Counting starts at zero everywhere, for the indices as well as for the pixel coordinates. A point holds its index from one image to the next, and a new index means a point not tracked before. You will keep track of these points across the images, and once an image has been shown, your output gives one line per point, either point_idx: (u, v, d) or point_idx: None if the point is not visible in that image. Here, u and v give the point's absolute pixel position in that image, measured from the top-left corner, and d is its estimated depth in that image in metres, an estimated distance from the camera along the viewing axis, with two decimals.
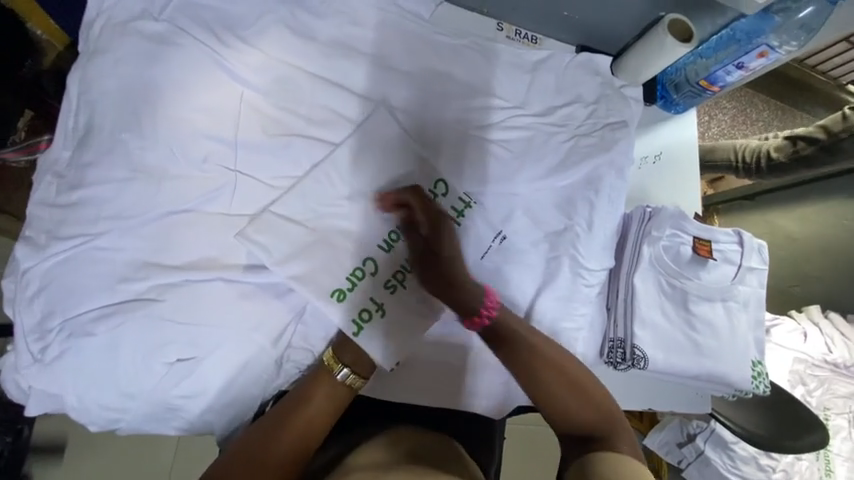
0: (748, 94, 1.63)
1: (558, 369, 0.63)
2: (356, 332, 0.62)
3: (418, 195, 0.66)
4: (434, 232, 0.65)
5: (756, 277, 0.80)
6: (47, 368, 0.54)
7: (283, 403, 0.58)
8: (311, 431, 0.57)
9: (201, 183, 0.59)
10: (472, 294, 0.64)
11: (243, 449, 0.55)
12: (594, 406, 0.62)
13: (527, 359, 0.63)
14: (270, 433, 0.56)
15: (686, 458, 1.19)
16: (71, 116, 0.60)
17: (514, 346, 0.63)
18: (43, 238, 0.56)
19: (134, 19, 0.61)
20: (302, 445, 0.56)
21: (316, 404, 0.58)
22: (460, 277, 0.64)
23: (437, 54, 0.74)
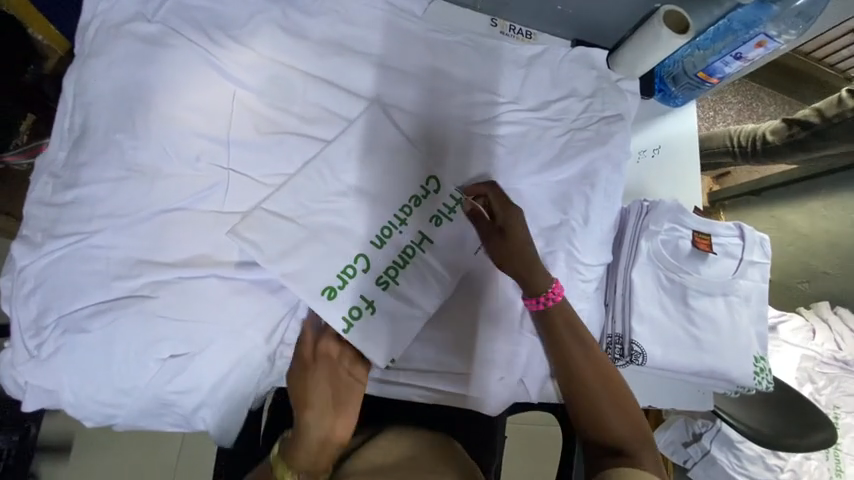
0: (753, 88, 1.61)
1: (604, 373, 0.62)
2: (346, 328, 0.62)
3: (500, 195, 0.68)
4: (509, 224, 0.67)
5: (758, 271, 0.78)
6: (43, 364, 0.55)
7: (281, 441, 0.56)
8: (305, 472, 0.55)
9: (194, 181, 0.60)
10: (540, 278, 0.65)
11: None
12: (629, 420, 0.60)
13: (575, 356, 0.62)
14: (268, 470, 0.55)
15: (692, 458, 1.17)
16: (67, 117, 0.61)
17: (566, 340, 0.63)
18: (39, 236, 0.57)
19: (128, 21, 0.62)
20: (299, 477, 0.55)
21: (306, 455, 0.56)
22: (531, 262, 0.65)
23: (429, 51, 0.74)
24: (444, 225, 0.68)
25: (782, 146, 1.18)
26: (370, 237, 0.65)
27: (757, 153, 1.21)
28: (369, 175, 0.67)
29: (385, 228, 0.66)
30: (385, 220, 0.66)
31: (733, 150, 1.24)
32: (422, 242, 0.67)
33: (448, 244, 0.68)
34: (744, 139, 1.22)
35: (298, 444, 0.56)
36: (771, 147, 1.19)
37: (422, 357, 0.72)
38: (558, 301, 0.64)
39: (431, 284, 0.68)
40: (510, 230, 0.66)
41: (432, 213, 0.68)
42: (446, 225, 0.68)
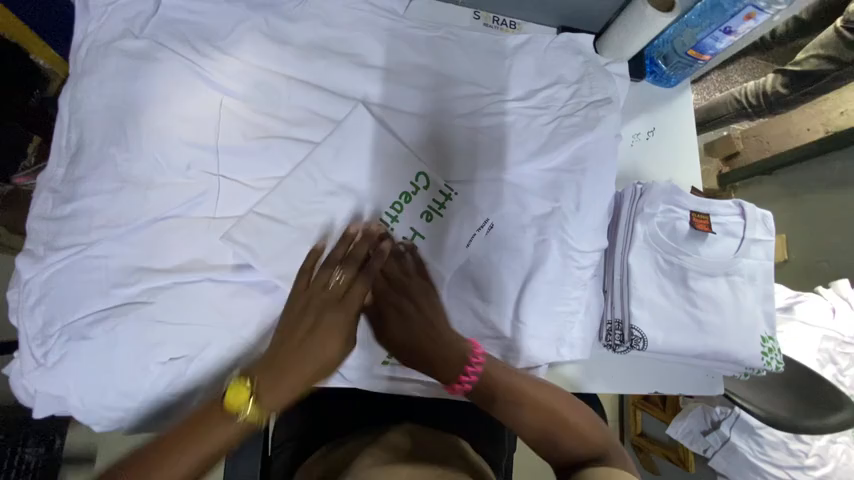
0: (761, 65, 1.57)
1: (548, 415, 0.59)
2: None
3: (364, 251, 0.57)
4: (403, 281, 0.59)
5: (762, 249, 0.76)
6: (51, 371, 0.57)
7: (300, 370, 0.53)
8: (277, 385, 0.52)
9: (184, 189, 0.62)
10: (454, 361, 0.59)
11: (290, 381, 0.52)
12: (588, 441, 0.60)
13: (514, 413, 0.59)
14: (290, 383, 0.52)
15: (712, 447, 1.14)
16: (64, 134, 0.63)
17: (501, 403, 0.59)
18: (41, 249, 0.60)
19: (117, 38, 0.64)
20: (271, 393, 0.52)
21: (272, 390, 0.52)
22: (436, 354, 0.59)
23: (411, 47, 0.74)
24: (435, 220, 0.69)
25: (791, 95, 1.24)
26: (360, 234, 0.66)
27: (771, 105, 1.26)
28: (357, 173, 0.68)
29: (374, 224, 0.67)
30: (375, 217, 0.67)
31: (746, 109, 1.29)
32: (413, 238, 0.68)
33: (437, 236, 0.69)
34: (755, 96, 1.27)
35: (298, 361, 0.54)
36: (780, 97, 1.25)
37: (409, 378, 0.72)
38: (480, 371, 0.59)
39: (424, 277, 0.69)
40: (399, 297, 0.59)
41: (422, 209, 0.69)
42: (437, 220, 0.69)
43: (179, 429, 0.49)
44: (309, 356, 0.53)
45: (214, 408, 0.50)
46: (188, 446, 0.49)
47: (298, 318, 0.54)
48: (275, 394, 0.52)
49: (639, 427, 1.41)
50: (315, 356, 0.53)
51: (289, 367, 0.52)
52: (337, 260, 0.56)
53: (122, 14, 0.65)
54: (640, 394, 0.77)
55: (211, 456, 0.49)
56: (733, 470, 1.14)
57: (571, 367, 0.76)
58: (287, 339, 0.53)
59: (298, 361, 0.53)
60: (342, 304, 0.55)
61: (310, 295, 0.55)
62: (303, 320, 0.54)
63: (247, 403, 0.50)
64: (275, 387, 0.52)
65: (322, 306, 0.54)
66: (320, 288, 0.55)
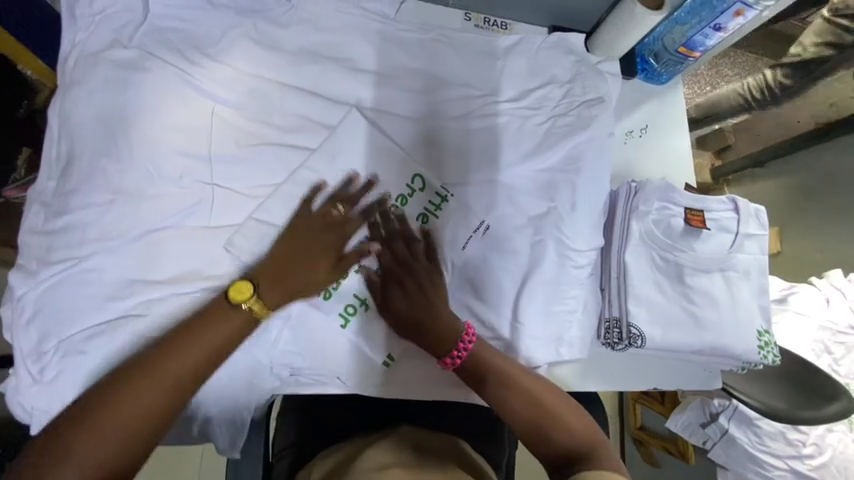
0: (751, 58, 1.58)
1: (533, 402, 0.64)
2: (344, 324, 0.67)
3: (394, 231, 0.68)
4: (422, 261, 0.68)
5: (756, 244, 0.77)
6: (48, 388, 0.57)
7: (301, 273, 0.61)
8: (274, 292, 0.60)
9: (178, 199, 0.61)
10: (448, 332, 0.66)
11: (280, 275, 0.60)
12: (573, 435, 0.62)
13: (500, 396, 0.64)
14: (283, 278, 0.60)
15: (711, 439, 1.15)
16: (54, 146, 0.62)
17: (489, 384, 0.65)
18: (34, 264, 0.59)
19: (105, 48, 0.63)
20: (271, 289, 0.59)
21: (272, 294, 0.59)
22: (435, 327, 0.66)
23: (403, 50, 0.74)
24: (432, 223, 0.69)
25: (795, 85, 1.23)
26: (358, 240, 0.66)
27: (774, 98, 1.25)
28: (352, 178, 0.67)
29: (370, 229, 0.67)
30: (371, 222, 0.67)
31: (749, 104, 1.27)
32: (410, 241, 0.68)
33: (434, 239, 0.69)
34: (759, 92, 1.26)
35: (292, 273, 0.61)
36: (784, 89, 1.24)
37: (410, 383, 0.71)
38: (470, 350, 0.66)
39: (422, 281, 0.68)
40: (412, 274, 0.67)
41: (419, 212, 0.69)
42: (433, 222, 0.69)
43: (185, 329, 0.56)
44: (303, 268, 0.61)
45: (218, 306, 0.57)
46: (191, 343, 0.55)
47: (297, 240, 0.62)
48: (270, 297, 0.59)
49: (639, 420, 1.41)
50: (309, 270, 0.62)
51: (287, 276, 0.60)
52: (338, 197, 0.66)
53: (110, 23, 0.64)
54: (638, 390, 0.78)
55: (210, 354, 0.56)
56: (732, 463, 1.15)
57: (570, 365, 0.76)
58: (286, 254, 0.61)
59: (295, 272, 0.61)
60: (337, 230, 0.64)
61: (310, 221, 0.63)
62: (301, 241, 0.62)
63: (249, 301, 0.57)
64: (273, 292, 0.59)
65: (322, 226, 0.64)
66: (319, 216, 0.64)
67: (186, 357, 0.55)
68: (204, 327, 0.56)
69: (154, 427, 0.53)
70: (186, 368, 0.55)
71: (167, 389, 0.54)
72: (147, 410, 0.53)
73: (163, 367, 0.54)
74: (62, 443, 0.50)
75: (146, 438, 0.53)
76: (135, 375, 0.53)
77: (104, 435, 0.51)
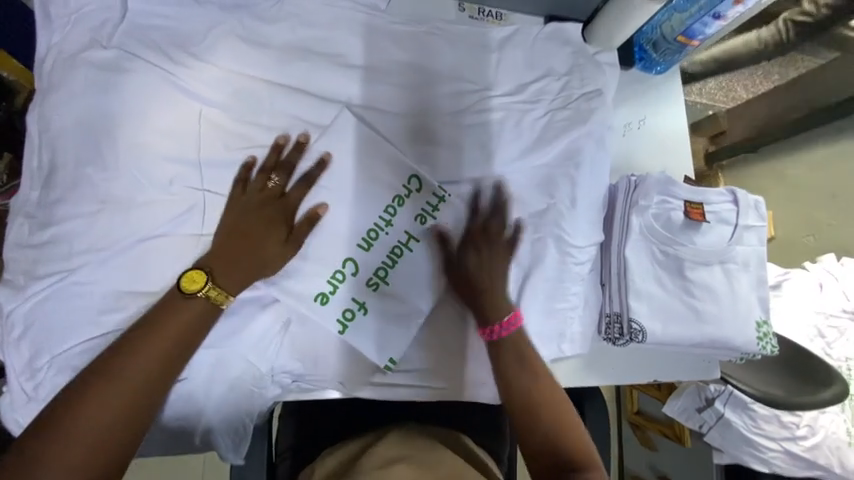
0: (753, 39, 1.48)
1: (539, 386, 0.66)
2: (342, 330, 0.65)
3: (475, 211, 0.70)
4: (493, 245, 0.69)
5: (755, 235, 0.77)
6: (43, 405, 0.56)
7: (253, 252, 0.60)
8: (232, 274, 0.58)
9: (168, 207, 0.59)
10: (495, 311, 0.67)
11: (230, 257, 0.58)
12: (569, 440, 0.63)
13: (513, 373, 0.66)
14: (234, 258, 0.58)
15: (707, 423, 1.17)
16: (35, 155, 0.60)
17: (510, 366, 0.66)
18: (22, 279, 0.57)
19: (83, 49, 0.60)
20: (229, 269, 0.58)
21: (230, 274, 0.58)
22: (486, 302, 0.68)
23: (397, 44, 0.71)
24: (430, 224, 0.68)
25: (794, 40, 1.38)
26: (356, 243, 0.65)
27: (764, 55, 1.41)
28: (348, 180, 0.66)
29: (369, 231, 0.66)
30: (369, 224, 0.66)
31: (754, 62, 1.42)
32: (409, 242, 0.67)
33: (433, 240, 0.68)
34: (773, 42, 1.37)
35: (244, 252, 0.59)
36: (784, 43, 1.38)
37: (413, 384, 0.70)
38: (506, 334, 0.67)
39: (424, 281, 0.68)
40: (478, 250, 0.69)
41: (416, 212, 0.67)
42: (432, 222, 0.68)
43: (152, 313, 0.55)
44: (260, 242, 0.60)
45: (177, 294, 0.56)
46: (160, 325, 0.55)
47: (240, 220, 0.60)
48: (228, 279, 0.58)
49: (636, 405, 1.43)
50: (264, 244, 0.60)
51: (242, 255, 0.59)
52: (270, 166, 0.62)
53: (86, 23, 0.61)
54: (638, 383, 0.78)
55: (183, 337, 0.55)
56: (727, 445, 1.17)
57: (571, 361, 0.76)
58: (232, 236, 0.59)
59: (250, 250, 0.59)
60: (282, 202, 0.62)
61: (250, 199, 0.61)
62: (247, 220, 0.60)
63: (206, 287, 0.56)
64: (232, 272, 0.58)
65: (262, 202, 0.61)
66: (256, 191, 0.61)
67: (157, 341, 0.54)
68: (172, 311, 0.55)
69: (135, 412, 0.53)
70: (162, 349, 0.54)
71: (146, 371, 0.54)
72: (126, 397, 0.52)
73: (137, 350, 0.53)
74: (42, 441, 0.49)
75: (129, 424, 0.53)
76: (109, 363, 0.53)
77: (85, 424, 0.50)
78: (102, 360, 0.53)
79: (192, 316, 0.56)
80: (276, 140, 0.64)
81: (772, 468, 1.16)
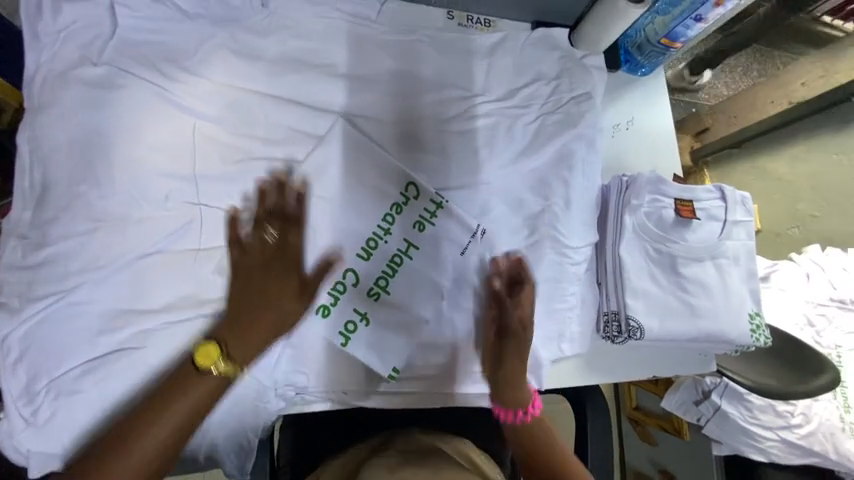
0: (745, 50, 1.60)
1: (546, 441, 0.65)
2: (344, 342, 0.65)
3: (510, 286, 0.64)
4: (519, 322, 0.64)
5: (743, 230, 0.79)
6: (41, 430, 0.54)
7: (271, 319, 0.52)
8: (255, 339, 0.52)
9: (165, 224, 0.59)
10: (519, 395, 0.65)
11: (246, 328, 0.52)
12: None
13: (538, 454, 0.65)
14: (250, 331, 0.52)
15: (705, 415, 1.19)
16: (26, 175, 0.59)
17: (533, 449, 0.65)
18: (16, 301, 0.56)
19: (73, 67, 0.60)
20: (250, 339, 0.52)
21: (249, 343, 0.52)
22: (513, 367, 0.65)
23: (389, 53, 0.72)
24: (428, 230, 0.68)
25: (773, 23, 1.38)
26: (356, 252, 0.66)
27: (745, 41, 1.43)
28: (345, 190, 0.67)
29: (368, 240, 0.66)
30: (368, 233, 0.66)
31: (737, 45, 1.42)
32: (408, 249, 0.68)
33: (430, 246, 0.68)
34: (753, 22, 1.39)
35: (257, 322, 0.52)
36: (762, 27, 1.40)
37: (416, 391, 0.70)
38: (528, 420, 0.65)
39: (425, 288, 0.68)
40: (505, 335, 0.64)
41: (414, 220, 0.68)
42: (430, 229, 0.68)
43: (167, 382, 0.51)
44: (273, 309, 0.52)
45: (188, 370, 0.51)
46: (175, 395, 0.51)
47: (241, 285, 0.52)
48: (239, 351, 0.52)
49: (635, 401, 1.45)
50: (277, 306, 0.52)
51: (257, 330, 0.52)
52: (263, 217, 0.52)
53: (76, 40, 0.61)
54: (638, 379, 0.80)
55: (201, 407, 0.52)
56: (725, 436, 1.19)
57: (571, 360, 0.77)
58: (242, 307, 0.52)
59: (267, 319, 0.52)
60: (285, 260, 0.52)
61: (249, 260, 0.51)
62: (252, 289, 0.52)
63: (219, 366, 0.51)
64: (243, 343, 0.52)
65: (267, 264, 0.52)
66: (256, 251, 0.52)
67: (173, 414, 0.50)
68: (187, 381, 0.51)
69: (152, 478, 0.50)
70: (179, 418, 0.51)
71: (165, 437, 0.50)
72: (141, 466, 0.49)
73: (148, 424, 0.50)
74: None
75: None
76: (125, 432, 0.50)
77: None
78: (116, 431, 0.50)
79: (208, 390, 0.51)
80: (260, 185, 0.52)
81: (770, 457, 1.18)
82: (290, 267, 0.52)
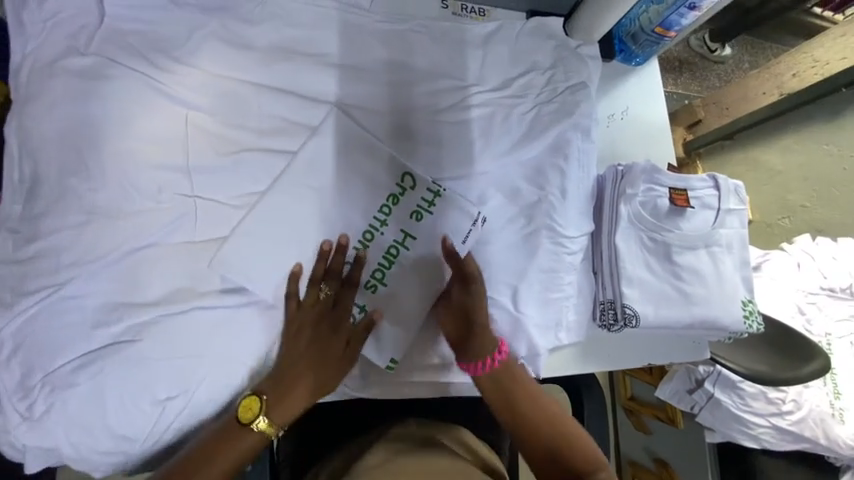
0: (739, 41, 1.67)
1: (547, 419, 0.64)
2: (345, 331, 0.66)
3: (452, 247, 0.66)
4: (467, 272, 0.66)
5: (736, 219, 0.79)
6: (37, 425, 0.54)
7: (317, 375, 0.63)
8: (295, 396, 0.61)
9: (159, 215, 0.58)
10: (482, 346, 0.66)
11: (289, 380, 0.61)
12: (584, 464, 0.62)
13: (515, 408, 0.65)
14: (291, 385, 0.61)
15: (698, 403, 1.21)
16: (15, 168, 0.58)
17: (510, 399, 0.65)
18: (8, 295, 0.55)
19: (60, 57, 0.59)
20: (294, 394, 0.61)
21: (292, 398, 0.61)
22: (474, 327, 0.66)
23: (383, 43, 0.72)
24: (425, 221, 0.68)
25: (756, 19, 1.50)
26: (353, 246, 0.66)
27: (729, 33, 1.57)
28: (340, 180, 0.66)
29: (365, 231, 0.66)
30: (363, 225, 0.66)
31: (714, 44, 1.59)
32: (405, 240, 0.67)
33: (427, 236, 0.68)
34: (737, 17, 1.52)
35: (300, 378, 0.62)
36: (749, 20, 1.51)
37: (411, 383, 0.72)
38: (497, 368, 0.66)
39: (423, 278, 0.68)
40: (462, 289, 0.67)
41: (410, 210, 0.68)
42: (427, 219, 0.68)
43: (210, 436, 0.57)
44: (314, 368, 0.62)
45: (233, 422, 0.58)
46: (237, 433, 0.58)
47: (294, 343, 0.62)
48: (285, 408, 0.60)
49: (630, 391, 1.48)
50: (320, 365, 0.63)
51: (297, 385, 0.61)
52: (320, 276, 0.62)
53: (64, 28, 0.59)
54: (633, 366, 0.81)
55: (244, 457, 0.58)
56: (718, 424, 1.21)
57: (568, 349, 0.78)
58: (289, 363, 0.61)
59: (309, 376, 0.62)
60: (339, 316, 0.64)
61: (305, 314, 0.62)
62: (300, 346, 0.62)
63: (263, 420, 0.59)
64: (281, 403, 0.60)
65: (315, 322, 0.63)
66: (308, 307, 0.62)
67: (220, 460, 0.57)
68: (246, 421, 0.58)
69: None
70: (224, 466, 0.57)
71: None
72: None
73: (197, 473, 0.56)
74: None
75: None
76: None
77: None
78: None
79: (252, 442, 0.59)
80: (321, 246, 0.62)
81: (762, 443, 1.21)
82: (337, 327, 0.64)
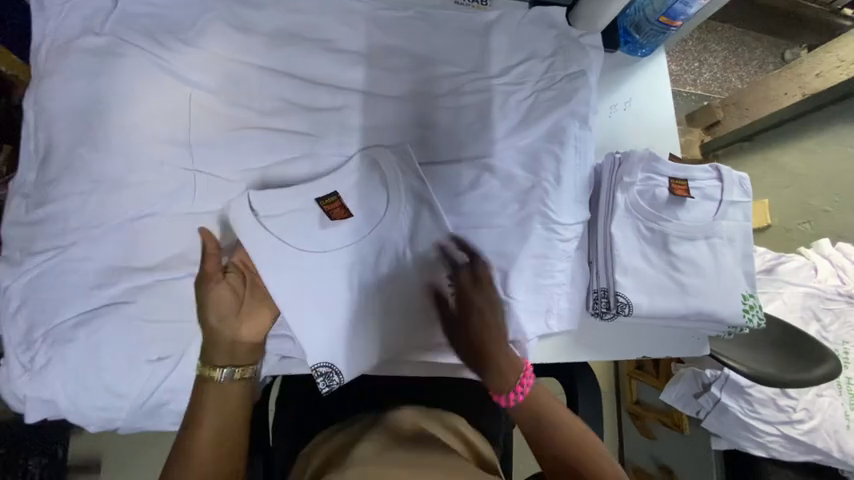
0: (762, 42, 1.63)
1: (575, 442, 0.63)
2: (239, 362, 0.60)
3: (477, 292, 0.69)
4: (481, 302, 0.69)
5: (740, 211, 0.77)
6: (38, 376, 0.58)
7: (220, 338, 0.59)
8: (237, 350, 0.60)
9: (158, 186, 0.61)
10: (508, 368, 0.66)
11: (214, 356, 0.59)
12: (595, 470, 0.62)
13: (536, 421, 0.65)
14: (222, 345, 0.60)
15: (704, 408, 1.16)
16: (31, 138, 0.62)
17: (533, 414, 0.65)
18: (18, 254, 0.60)
19: (77, 36, 0.62)
20: (232, 348, 0.60)
21: (219, 355, 0.59)
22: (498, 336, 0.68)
23: (383, 29, 0.73)
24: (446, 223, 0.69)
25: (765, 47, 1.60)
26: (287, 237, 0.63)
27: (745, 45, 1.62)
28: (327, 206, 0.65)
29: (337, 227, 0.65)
30: (383, 219, 0.67)
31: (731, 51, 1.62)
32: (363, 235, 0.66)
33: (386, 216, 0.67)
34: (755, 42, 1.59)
35: (208, 346, 0.60)
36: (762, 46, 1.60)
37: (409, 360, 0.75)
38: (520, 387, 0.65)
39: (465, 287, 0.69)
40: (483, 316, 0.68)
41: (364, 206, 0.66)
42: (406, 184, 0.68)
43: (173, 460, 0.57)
44: (233, 342, 0.60)
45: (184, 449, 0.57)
46: (199, 420, 0.58)
47: (219, 349, 0.60)
48: (237, 355, 0.61)
49: (635, 395, 1.44)
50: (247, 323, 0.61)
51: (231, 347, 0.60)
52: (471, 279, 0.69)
53: (80, 9, 0.63)
54: (628, 358, 0.80)
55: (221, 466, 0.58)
56: (725, 430, 1.16)
57: (559, 337, 0.77)
58: (221, 347, 0.60)
59: (219, 341, 0.60)
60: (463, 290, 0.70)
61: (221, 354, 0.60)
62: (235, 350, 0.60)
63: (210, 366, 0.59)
64: (218, 347, 0.59)
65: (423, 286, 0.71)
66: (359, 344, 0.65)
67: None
68: (204, 396, 0.59)
69: None
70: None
71: None
72: None
73: None
74: None
75: None
76: None
77: None
78: None
79: (212, 447, 0.57)
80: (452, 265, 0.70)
81: (770, 452, 1.15)
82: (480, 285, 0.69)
